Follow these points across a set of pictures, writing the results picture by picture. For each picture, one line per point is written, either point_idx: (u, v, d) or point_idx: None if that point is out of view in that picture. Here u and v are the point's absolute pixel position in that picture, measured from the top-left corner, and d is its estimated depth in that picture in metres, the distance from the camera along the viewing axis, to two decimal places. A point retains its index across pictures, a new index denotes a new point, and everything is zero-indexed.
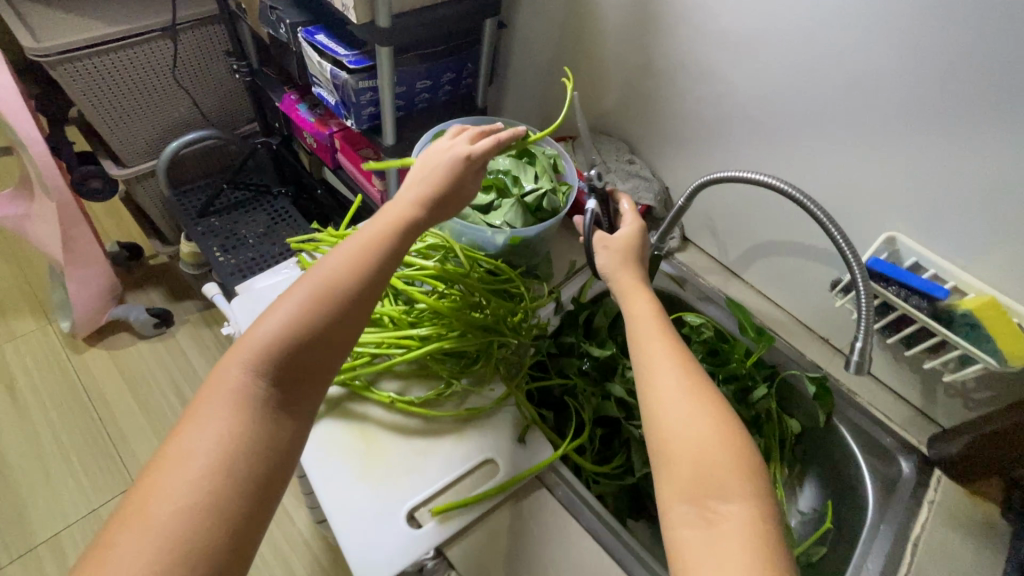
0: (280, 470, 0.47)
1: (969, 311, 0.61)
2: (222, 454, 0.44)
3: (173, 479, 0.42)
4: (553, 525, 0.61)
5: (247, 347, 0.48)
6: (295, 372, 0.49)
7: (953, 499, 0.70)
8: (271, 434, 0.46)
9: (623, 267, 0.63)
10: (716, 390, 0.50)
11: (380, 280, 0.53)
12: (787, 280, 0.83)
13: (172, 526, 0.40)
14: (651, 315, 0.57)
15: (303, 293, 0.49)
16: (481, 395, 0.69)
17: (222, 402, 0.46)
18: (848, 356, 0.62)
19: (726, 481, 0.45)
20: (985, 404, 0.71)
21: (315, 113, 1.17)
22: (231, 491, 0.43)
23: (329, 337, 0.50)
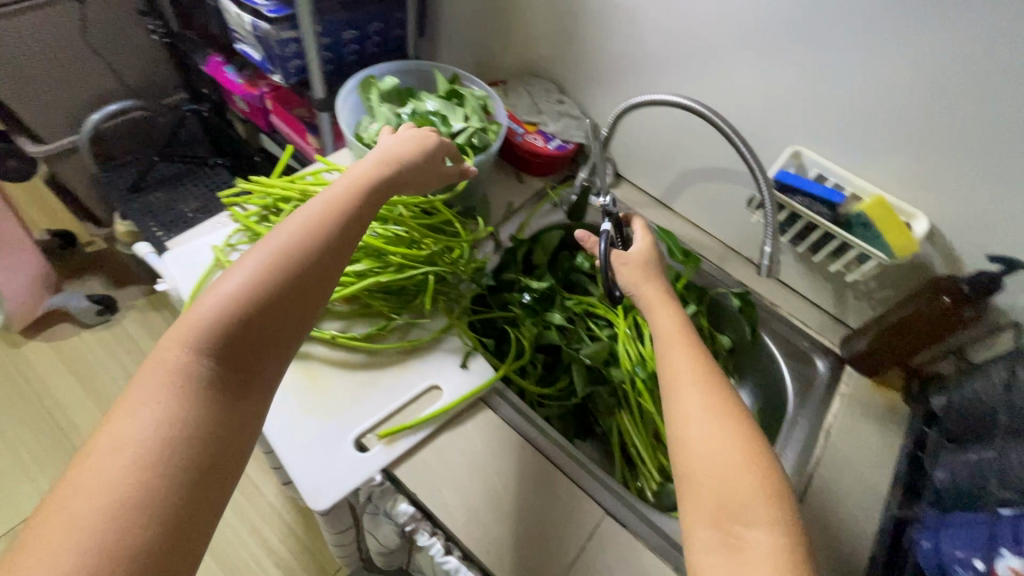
0: (225, 467, 0.38)
1: (862, 211, 0.67)
2: (160, 443, 0.36)
3: (92, 470, 0.34)
4: (498, 439, 0.65)
5: (196, 320, 0.41)
6: (249, 352, 0.42)
7: (862, 389, 0.78)
8: (218, 418, 0.39)
9: (646, 281, 0.61)
10: (742, 404, 0.48)
11: (345, 247, 0.49)
12: (712, 205, 0.88)
13: (81, 532, 0.31)
14: (677, 329, 0.54)
15: (257, 257, 0.44)
16: (423, 328, 0.71)
17: (163, 382, 0.39)
18: (760, 261, 0.66)
19: (753, 505, 0.41)
20: (887, 302, 0.78)
21: (243, 73, 1.13)
22: (166, 489, 0.35)
23: (287, 308, 0.44)
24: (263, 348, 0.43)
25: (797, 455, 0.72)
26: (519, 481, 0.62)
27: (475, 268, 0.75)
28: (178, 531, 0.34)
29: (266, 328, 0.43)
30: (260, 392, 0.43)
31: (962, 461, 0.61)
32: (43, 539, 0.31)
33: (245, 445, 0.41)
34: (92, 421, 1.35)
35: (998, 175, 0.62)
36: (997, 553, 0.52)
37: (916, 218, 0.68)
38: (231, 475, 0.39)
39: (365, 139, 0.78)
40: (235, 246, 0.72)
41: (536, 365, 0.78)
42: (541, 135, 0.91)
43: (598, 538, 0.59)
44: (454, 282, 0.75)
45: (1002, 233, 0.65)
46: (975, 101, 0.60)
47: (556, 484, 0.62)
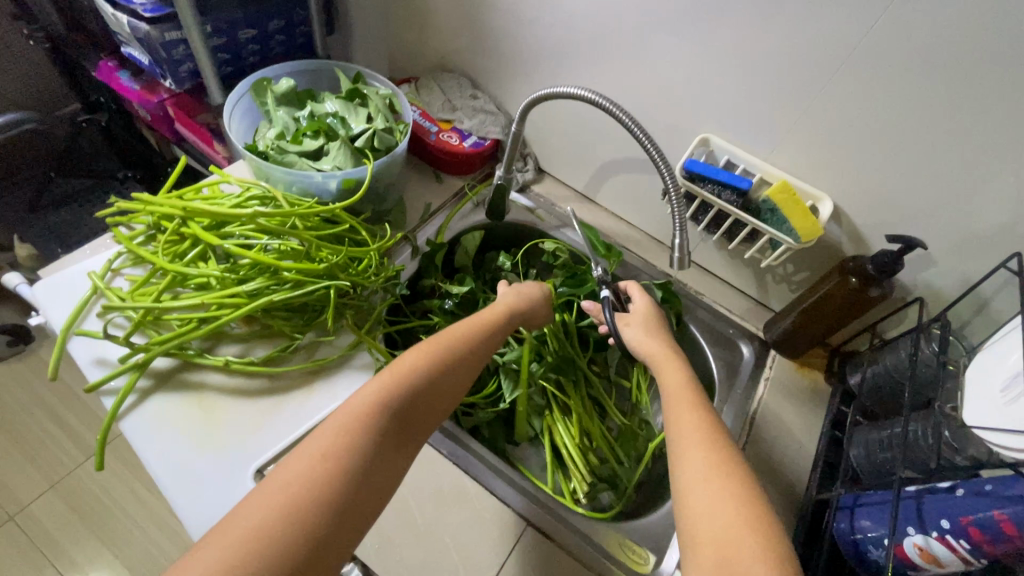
0: (368, 514, 0.44)
1: (769, 197, 0.66)
2: (337, 469, 0.43)
3: (272, 484, 0.42)
4: (414, 457, 0.62)
5: (387, 377, 0.51)
6: (404, 424, 0.49)
7: (785, 372, 0.78)
8: (383, 466, 0.46)
9: (648, 338, 0.65)
10: (742, 469, 0.49)
11: (486, 352, 0.59)
12: (633, 197, 0.87)
13: (265, 521, 0.39)
14: (687, 386, 0.58)
15: (441, 345, 0.56)
16: (331, 344, 0.67)
17: (346, 415, 0.47)
18: (672, 254, 0.65)
19: (752, 562, 0.41)
20: (804, 285, 0.78)
21: (139, 79, 1.04)
22: (332, 511, 0.42)
23: (445, 391, 0.54)
24: (422, 421, 0.51)
25: (725, 444, 0.71)
26: (437, 500, 0.59)
27: (387, 277, 0.72)
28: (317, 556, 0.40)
29: (420, 406, 0.51)
30: (409, 457, 0.50)
31: (874, 438, 0.62)
32: (242, 515, 0.40)
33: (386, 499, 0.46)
34: (4, 463, 1.25)
35: (893, 157, 0.63)
36: (902, 531, 0.51)
37: (822, 200, 0.69)
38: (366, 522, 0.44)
39: (259, 147, 0.72)
40: (117, 270, 0.66)
41: None
42: (456, 134, 0.88)
43: (518, 552, 0.57)
44: (364, 294, 0.70)
45: (901, 213, 0.66)
46: (868, 84, 0.60)
47: (477, 500, 0.60)
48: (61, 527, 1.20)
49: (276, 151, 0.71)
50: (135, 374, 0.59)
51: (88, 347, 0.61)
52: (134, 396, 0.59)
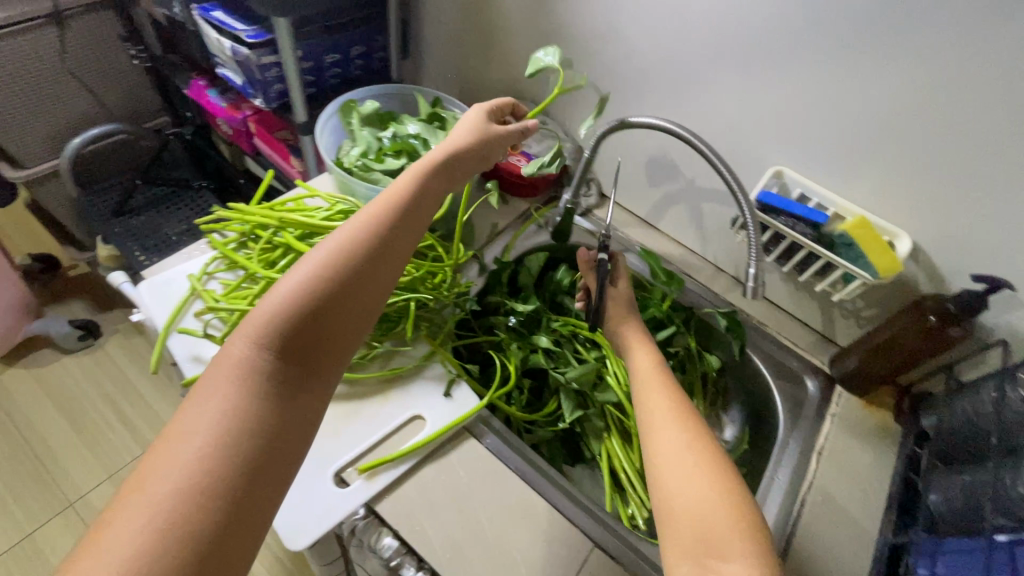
0: (284, 461, 0.42)
1: (846, 231, 0.66)
2: (230, 435, 0.41)
3: (170, 450, 0.39)
4: (481, 469, 0.63)
5: (258, 321, 0.45)
6: (301, 347, 0.46)
7: (853, 410, 0.76)
8: (280, 412, 0.43)
9: (625, 325, 0.72)
10: (712, 437, 0.52)
11: (394, 252, 0.52)
12: (697, 225, 0.88)
13: (162, 508, 0.36)
14: (654, 372, 0.62)
15: (317, 258, 0.48)
16: (406, 354, 0.69)
17: (231, 378, 0.43)
18: (745, 284, 0.66)
19: (729, 539, 0.43)
20: (874, 321, 0.77)
21: (226, 97, 1.12)
22: (229, 477, 0.39)
23: (346, 313, 0.48)
24: (328, 353, 0.47)
25: (790, 479, 0.70)
26: (505, 514, 0.60)
27: (459, 291, 0.74)
28: (241, 516, 0.38)
29: (321, 324, 0.47)
30: (320, 392, 0.46)
31: (957, 483, 0.60)
32: (127, 510, 0.36)
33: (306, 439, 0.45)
34: (71, 450, 1.32)
35: (978, 196, 0.62)
36: None
37: (898, 236, 0.68)
38: (289, 469, 0.42)
39: (345, 164, 0.77)
40: (212, 274, 0.70)
41: (523, 390, 0.76)
42: (524, 157, 0.91)
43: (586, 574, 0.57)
44: (437, 308, 0.73)
45: (985, 252, 0.64)
46: (953, 122, 0.60)
47: (542, 516, 0.60)
48: None
49: (362, 168, 0.76)
50: None
51: (186, 343, 0.64)
52: None
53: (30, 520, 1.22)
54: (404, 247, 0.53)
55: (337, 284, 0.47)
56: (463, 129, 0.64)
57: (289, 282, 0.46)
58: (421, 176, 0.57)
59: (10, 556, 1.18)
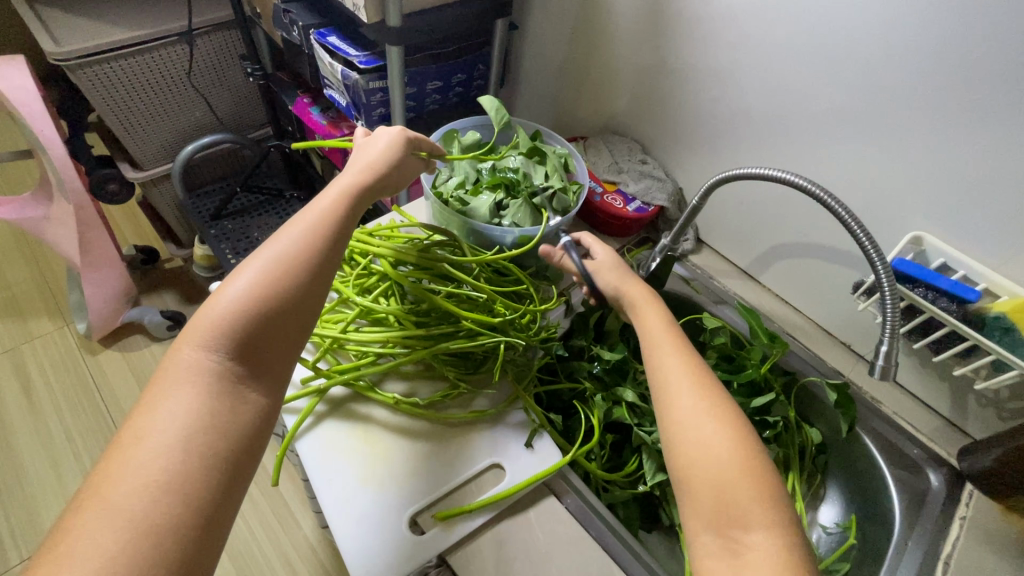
0: (242, 456, 0.45)
1: (1003, 314, 0.58)
2: (185, 438, 0.42)
3: (130, 456, 0.40)
4: (562, 533, 0.58)
5: (204, 327, 0.47)
6: (253, 348, 0.48)
7: (988, 516, 0.66)
8: (233, 411, 0.45)
9: (628, 280, 0.61)
10: (730, 396, 0.49)
11: (333, 257, 0.53)
12: (807, 284, 0.81)
13: (128, 509, 0.38)
14: (662, 323, 0.56)
15: (257, 267, 0.49)
16: (488, 397, 0.67)
17: (181, 384, 0.45)
18: (873, 361, 0.58)
19: (749, 508, 0.42)
20: (1020, 416, 0.67)
21: (327, 116, 1.17)
22: (190, 475, 0.41)
23: (288, 317, 0.49)
24: (276, 352, 0.49)
25: None
26: None
27: (548, 337, 0.72)
28: (208, 509, 0.40)
29: (271, 326, 0.49)
30: (268, 391, 0.49)
31: None
32: (89, 516, 0.37)
33: (261, 431, 0.47)
34: None
35: None
36: None
37: None
38: (247, 463, 0.45)
39: (441, 194, 0.75)
40: None
41: (603, 447, 0.72)
42: (620, 196, 0.88)
43: None
44: (522, 351, 0.70)
45: None
46: None
47: None
48: None
49: (458, 200, 0.74)
50: (315, 398, 0.62)
51: None
52: (311, 418, 0.62)
53: None
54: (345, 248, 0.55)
55: (272, 291, 0.48)
56: (376, 146, 0.62)
57: (229, 294, 0.48)
58: (351, 194, 0.57)
59: None
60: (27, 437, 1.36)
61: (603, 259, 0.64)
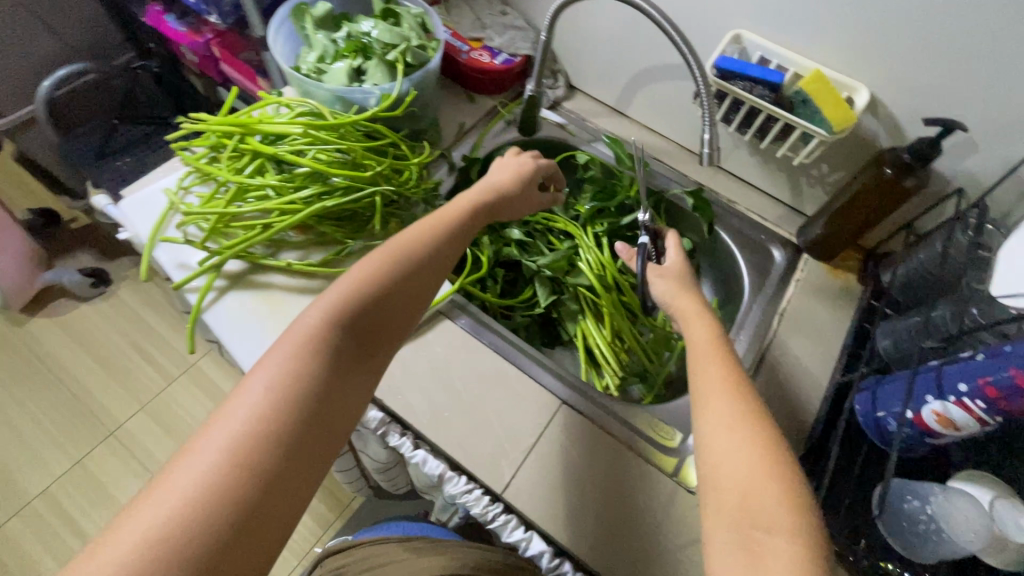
0: (325, 444, 0.43)
1: (801, 88, 0.66)
2: (284, 404, 0.42)
3: (231, 411, 0.41)
4: (457, 343, 0.68)
5: (328, 303, 0.48)
6: (363, 334, 0.48)
7: (816, 274, 0.79)
8: (329, 394, 0.44)
9: (681, 292, 0.62)
10: (773, 422, 0.46)
11: (437, 267, 0.54)
12: (664, 108, 0.88)
13: (217, 455, 0.38)
14: (709, 337, 0.55)
15: (380, 259, 0.51)
16: (379, 250, 0.73)
17: (292, 351, 0.45)
18: (701, 149, 0.67)
19: (776, 515, 0.40)
20: (838, 186, 0.78)
21: (185, 22, 1.09)
22: (280, 445, 0.40)
23: (390, 317, 0.50)
24: (379, 346, 0.49)
25: (750, 340, 0.75)
26: (479, 384, 0.66)
27: (427, 189, 0.75)
28: (279, 483, 0.39)
29: (378, 319, 0.49)
30: (362, 390, 0.47)
31: (906, 326, 0.64)
32: (190, 452, 0.39)
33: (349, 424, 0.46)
34: (104, 387, 1.44)
35: (929, 42, 0.60)
36: (921, 400, 0.55)
37: (856, 90, 0.66)
38: (330, 448, 0.43)
39: (301, 68, 0.76)
40: (187, 189, 0.73)
41: (496, 280, 0.81)
42: (486, 51, 0.89)
43: (555, 427, 0.64)
44: (405, 205, 0.75)
45: (946, 96, 0.62)
46: None
47: (517, 382, 0.66)
48: (156, 441, 1.40)
49: (318, 72, 0.75)
50: (213, 274, 0.66)
51: (172, 251, 0.68)
52: (214, 293, 0.67)
53: (77, 449, 1.37)
54: (450, 257, 0.56)
55: (387, 287, 0.50)
56: (502, 167, 0.68)
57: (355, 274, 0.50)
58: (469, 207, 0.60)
59: (65, 481, 1.34)
60: None
61: (671, 266, 0.67)
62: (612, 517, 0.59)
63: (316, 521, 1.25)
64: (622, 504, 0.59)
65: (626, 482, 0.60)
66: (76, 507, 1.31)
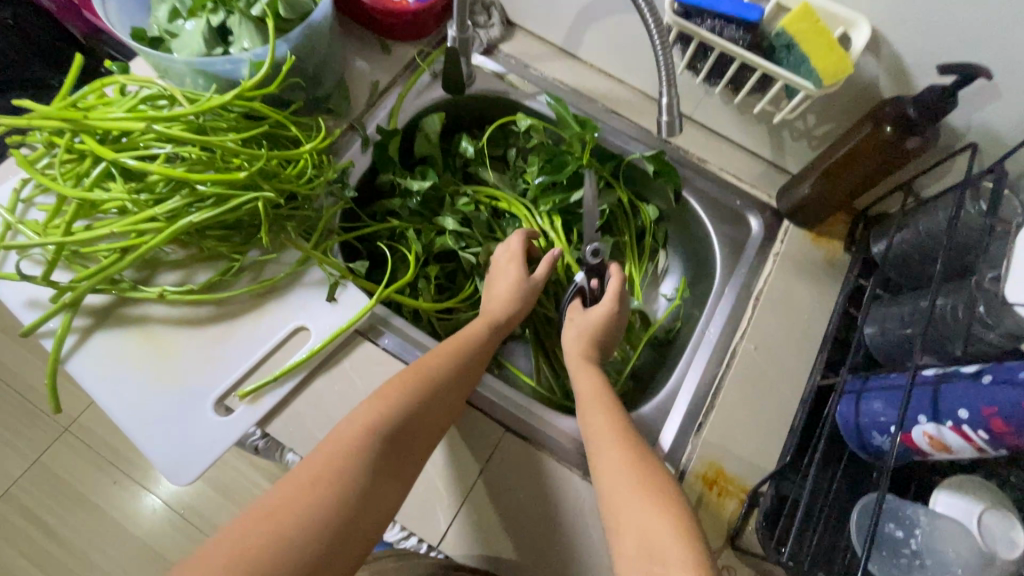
0: (353, 552, 0.42)
1: (783, 29, 0.51)
2: (326, 506, 0.42)
3: (273, 505, 0.41)
4: (380, 369, 0.58)
5: (382, 407, 0.48)
6: (402, 440, 0.48)
7: (798, 245, 0.69)
8: (376, 492, 0.44)
9: (573, 340, 0.63)
10: (660, 467, 0.47)
11: (468, 378, 0.55)
12: (622, 49, 0.72)
13: (262, 539, 0.39)
14: (595, 388, 0.56)
15: (423, 367, 0.52)
16: (279, 262, 0.60)
17: (340, 450, 0.45)
18: (658, 119, 0.53)
19: (669, 546, 0.40)
20: (827, 141, 0.65)
21: None
22: (315, 545, 0.40)
23: (432, 418, 0.51)
24: (417, 451, 0.49)
25: (721, 331, 0.65)
26: None
27: (328, 177, 0.61)
28: None
29: (416, 428, 0.49)
30: (399, 498, 0.46)
31: (895, 313, 0.56)
32: (227, 539, 0.39)
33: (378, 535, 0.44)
34: None
35: None
36: (912, 420, 0.47)
37: (855, 24, 0.52)
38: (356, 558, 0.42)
39: (145, 32, 0.59)
40: (28, 201, 0.58)
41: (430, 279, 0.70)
42: None
43: (497, 460, 0.56)
44: (305, 202, 0.61)
45: (966, 33, 0.49)
46: None
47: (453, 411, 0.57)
48: None
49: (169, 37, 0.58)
50: (69, 314, 0.54)
51: (16, 289, 0.56)
52: (76, 335, 0.55)
53: None
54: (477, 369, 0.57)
55: (429, 397, 0.51)
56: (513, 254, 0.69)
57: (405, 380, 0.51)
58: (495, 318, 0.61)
59: None
60: None
61: (594, 315, 0.63)
62: (562, 561, 0.52)
63: None
64: (571, 547, 0.53)
65: (576, 520, 0.54)
66: (44, 507, 1.18)
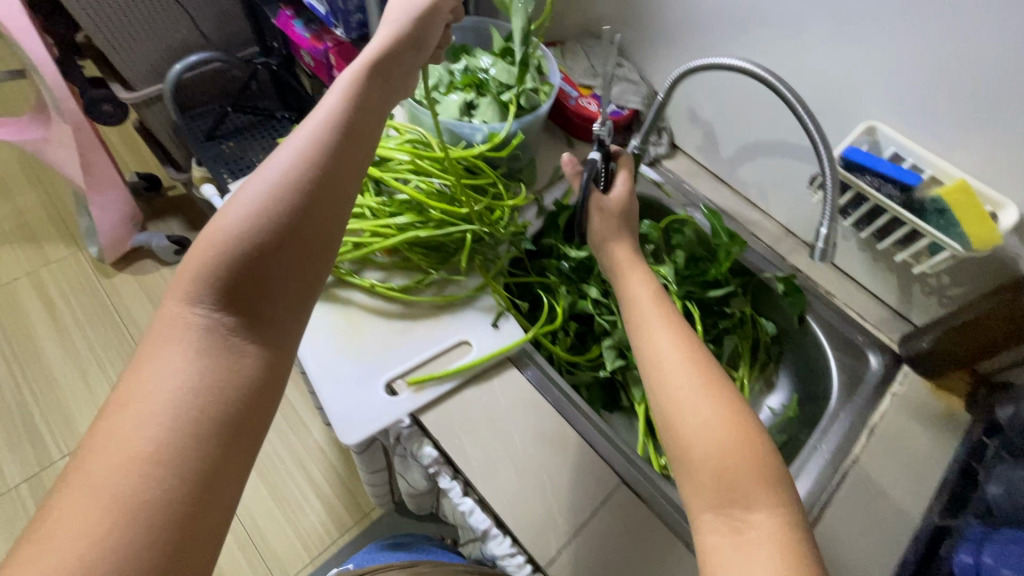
0: (244, 431, 0.37)
1: (939, 197, 0.60)
2: (177, 398, 0.36)
3: (107, 434, 0.34)
4: (520, 394, 0.66)
5: (197, 272, 0.40)
6: (251, 287, 0.41)
7: (916, 391, 0.72)
8: (229, 368, 0.38)
9: (614, 240, 0.64)
10: (728, 380, 0.48)
11: (334, 182, 0.43)
12: (773, 184, 0.83)
13: (114, 478, 0.32)
14: (650, 294, 0.57)
15: (242, 203, 0.41)
16: (459, 285, 0.72)
17: (168, 344, 0.38)
18: (814, 244, 0.61)
19: (753, 486, 0.42)
20: (958, 302, 0.71)
21: (311, 28, 1.15)
22: (181, 445, 0.34)
23: (283, 262, 0.41)
24: (281, 297, 0.42)
25: (834, 449, 0.68)
26: (537, 440, 0.63)
27: (515, 231, 0.74)
28: (209, 493, 0.34)
29: (268, 271, 0.41)
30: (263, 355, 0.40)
31: None
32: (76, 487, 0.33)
33: (267, 390, 0.40)
34: None
35: None
36: None
37: (1003, 206, 0.60)
38: (251, 436, 0.38)
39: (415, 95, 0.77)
40: None
41: (567, 333, 0.80)
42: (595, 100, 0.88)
43: (611, 507, 0.60)
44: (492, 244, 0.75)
45: None
46: None
47: (575, 449, 0.63)
48: None
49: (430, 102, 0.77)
50: None
51: None
52: None
53: None
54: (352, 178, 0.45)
55: (267, 240, 0.41)
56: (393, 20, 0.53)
57: (222, 229, 0.40)
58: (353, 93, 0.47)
59: None
60: (52, 348, 1.41)
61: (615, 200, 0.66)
62: None
63: (333, 522, 1.21)
64: None
65: None
66: None
